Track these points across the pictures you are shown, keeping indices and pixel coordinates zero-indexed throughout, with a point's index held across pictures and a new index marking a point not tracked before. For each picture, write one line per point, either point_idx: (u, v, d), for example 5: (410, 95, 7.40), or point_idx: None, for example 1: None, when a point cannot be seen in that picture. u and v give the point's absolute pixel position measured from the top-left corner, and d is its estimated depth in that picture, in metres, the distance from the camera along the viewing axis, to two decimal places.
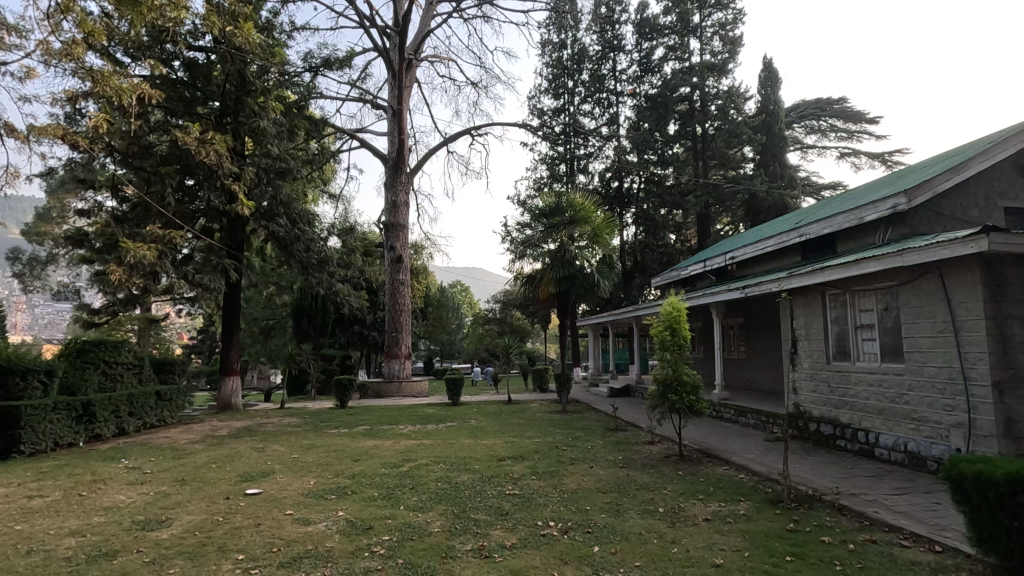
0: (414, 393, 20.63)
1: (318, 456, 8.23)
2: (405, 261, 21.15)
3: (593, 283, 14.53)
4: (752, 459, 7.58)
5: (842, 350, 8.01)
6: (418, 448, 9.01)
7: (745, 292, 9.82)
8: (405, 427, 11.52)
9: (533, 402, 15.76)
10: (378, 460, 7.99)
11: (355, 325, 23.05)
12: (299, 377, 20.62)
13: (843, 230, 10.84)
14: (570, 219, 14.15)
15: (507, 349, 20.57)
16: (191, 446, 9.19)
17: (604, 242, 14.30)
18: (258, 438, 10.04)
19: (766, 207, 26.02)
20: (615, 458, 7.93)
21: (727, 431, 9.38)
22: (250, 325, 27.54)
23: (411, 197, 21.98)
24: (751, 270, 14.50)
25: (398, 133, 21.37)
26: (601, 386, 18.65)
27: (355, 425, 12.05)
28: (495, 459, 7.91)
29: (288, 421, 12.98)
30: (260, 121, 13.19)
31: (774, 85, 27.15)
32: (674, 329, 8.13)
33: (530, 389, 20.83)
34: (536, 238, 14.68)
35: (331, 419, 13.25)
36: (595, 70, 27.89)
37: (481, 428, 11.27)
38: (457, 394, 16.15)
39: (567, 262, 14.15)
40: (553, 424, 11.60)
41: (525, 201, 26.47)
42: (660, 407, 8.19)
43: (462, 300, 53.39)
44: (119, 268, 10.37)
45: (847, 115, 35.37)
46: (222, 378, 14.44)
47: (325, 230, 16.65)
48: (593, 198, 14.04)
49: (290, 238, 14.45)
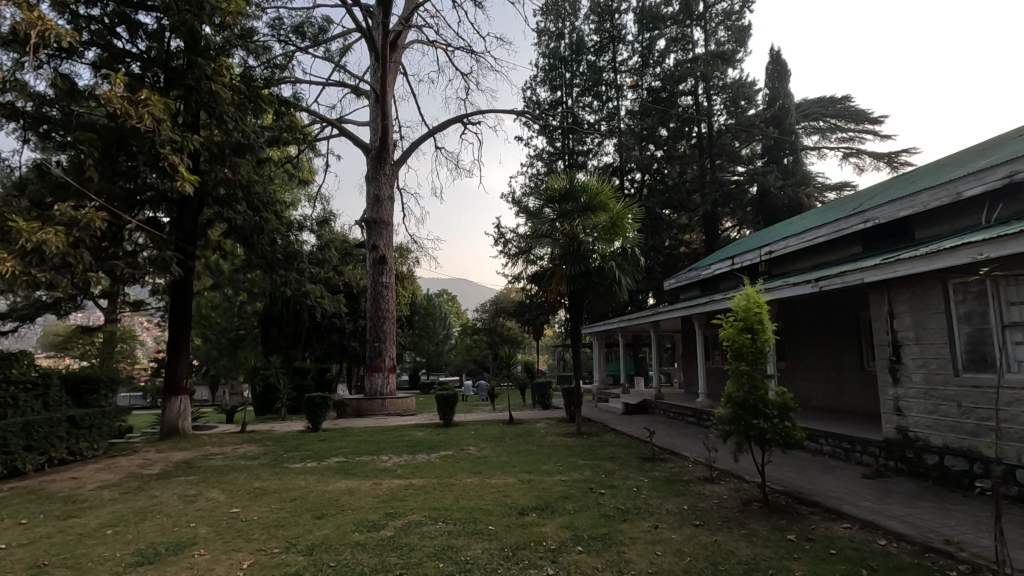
0: (399, 410, 18.16)
1: (269, 510, 5.93)
2: (388, 261, 18.92)
3: (612, 279, 11.86)
4: (873, 509, 5.46)
5: (979, 358, 5.97)
6: (407, 493, 6.74)
7: (821, 286, 7.78)
8: (390, 458, 9.25)
9: (539, 422, 13.52)
10: (351, 516, 5.71)
11: (332, 334, 20.61)
12: (267, 393, 18.10)
13: (925, 212, 8.89)
14: (584, 206, 12.15)
15: (507, 362, 18.07)
16: (98, 494, 6.82)
17: (625, 232, 12.08)
18: (197, 479, 7.68)
19: (780, 205, 24.49)
20: (680, 510, 5.76)
21: (810, 465, 7.24)
22: (217, 336, 24.93)
23: (396, 192, 19.83)
24: (792, 266, 12.51)
25: (381, 120, 19.16)
26: (613, 402, 16.42)
27: (329, 454, 9.78)
28: (516, 515, 5.67)
29: (245, 449, 10.60)
30: (213, 85, 10.94)
31: (782, 77, 25.84)
32: (753, 330, 6.09)
33: (530, 406, 18.61)
34: (545, 226, 12.21)
35: (303, 446, 10.94)
36: (594, 61, 26.15)
37: (484, 459, 9.04)
38: (450, 413, 13.88)
39: (581, 254, 11.64)
40: (573, 453, 9.41)
41: (520, 199, 24.39)
42: (734, 434, 6.07)
43: (450, 310, 51.19)
44: (10, 257, 7.97)
45: (849, 115, 34.20)
46: (168, 398, 11.99)
47: (297, 224, 14.38)
48: (609, 183, 12.22)
49: (250, 229, 12.10)
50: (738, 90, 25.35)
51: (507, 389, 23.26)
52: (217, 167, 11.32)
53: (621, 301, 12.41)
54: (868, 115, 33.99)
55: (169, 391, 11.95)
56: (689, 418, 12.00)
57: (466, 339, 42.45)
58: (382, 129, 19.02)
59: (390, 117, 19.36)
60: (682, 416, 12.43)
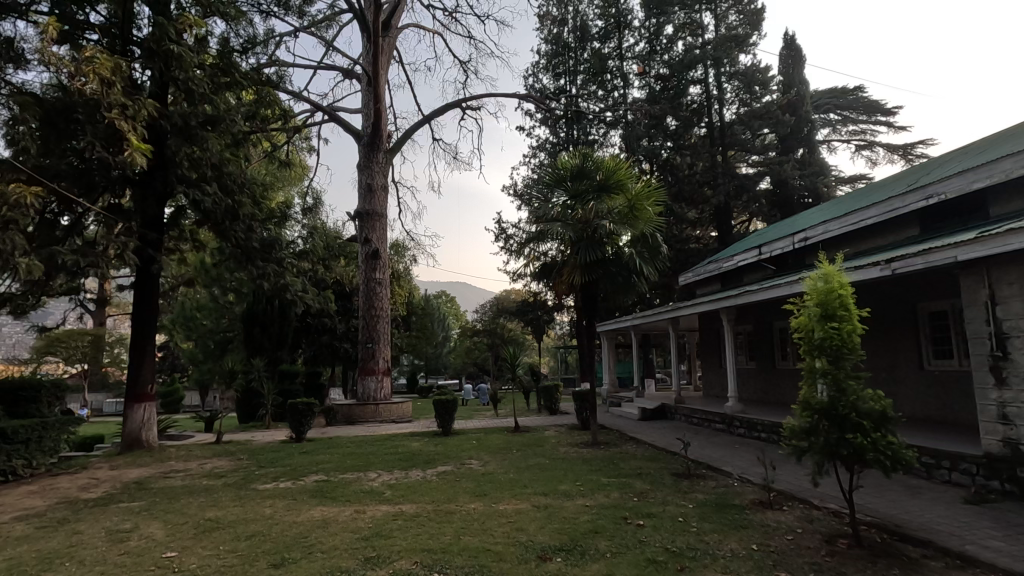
0: (393, 417, 16.76)
1: (214, 555, 4.56)
2: (383, 257, 17.60)
3: (632, 267, 10.44)
4: (1011, 552, 4.12)
5: None
6: (397, 527, 5.36)
7: (896, 269, 6.49)
8: (378, 476, 7.88)
9: (548, 430, 12.17)
10: (319, 563, 4.33)
11: (323, 335, 19.13)
12: (250, 398, 16.70)
13: (1005, 182, 7.60)
14: (599, 185, 10.75)
15: (512, 363, 16.58)
16: (8, 529, 5.44)
17: (646, 215, 10.70)
18: (140, 507, 6.32)
19: (796, 196, 23.35)
20: (749, 552, 4.41)
21: (892, 488, 5.90)
22: (203, 339, 23.56)
23: (390, 181, 18.52)
24: (831, 254, 11.20)
25: (374, 104, 17.81)
26: (627, 406, 15.09)
27: (308, 470, 8.42)
28: (535, 562, 4.29)
29: (214, 464, 9.24)
30: (174, 47, 9.54)
31: (797, 63, 24.65)
32: (836, 318, 4.74)
33: (535, 411, 17.24)
34: (554, 210, 10.85)
35: (283, 459, 9.59)
36: (599, 49, 24.87)
37: (489, 477, 7.67)
38: (449, 421, 12.54)
39: (597, 240, 10.25)
40: (593, 469, 8.07)
41: (522, 191, 23.07)
42: (813, 452, 4.74)
43: (449, 312, 49.88)
44: None
45: (862, 107, 33.02)
46: (130, 405, 10.58)
47: (279, 212, 13.05)
48: (626, 160, 10.78)
49: (222, 213, 10.62)
50: (751, 77, 24.18)
51: (510, 392, 21.94)
52: (184, 142, 9.90)
53: (642, 293, 10.96)
54: (882, 106, 32.90)
55: (131, 398, 10.54)
56: (717, 425, 11.03)
57: (465, 341, 41.13)
58: (375, 113, 17.70)
59: (384, 102, 18.10)
60: (709, 423, 11.44)
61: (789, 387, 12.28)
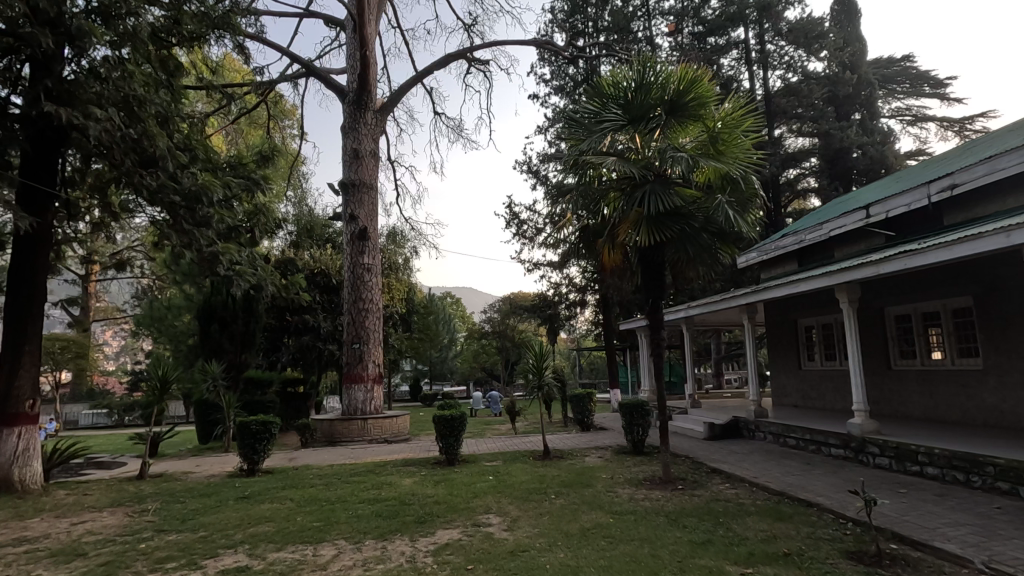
0: (386, 435, 13.46)
1: None
2: (372, 236, 14.45)
3: (718, 222, 7.19)
4: None
5: None
6: None
7: None
8: (336, 558, 4.65)
9: (590, 458, 8.86)
10: None
11: (304, 335, 16.06)
12: (211, 412, 13.53)
13: None
14: (670, 105, 7.39)
15: (536, 366, 13.24)
16: None
17: (737, 148, 7.44)
18: None
19: (856, 168, 19.96)
20: None
21: None
22: (174, 343, 20.46)
23: (380, 148, 15.34)
24: (993, 206, 7.88)
25: (359, 52, 14.64)
26: (685, 419, 11.73)
27: (227, 541, 5.16)
28: None
29: (93, 524, 6.00)
30: None
31: (852, 18, 21.41)
32: None
33: (563, 426, 13.94)
34: (602, 144, 7.51)
35: (206, 512, 6.35)
36: (622, 6, 21.70)
37: (523, 562, 4.40)
38: (455, 447, 9.28)
39: (668, 185, 7.06)
40: (700, 541, 4.76)
41: (538, 167, 19.87)
42: None
43: (455, 313, 46.85)
44: None
45: (913, 75, 29.37)
46: None
47: (234, 167, 9.93)
48: (707, 70, 7.47)
49: (125, 147, 7.21)
50: (803, 32, 20.79)
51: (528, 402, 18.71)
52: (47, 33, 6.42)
53: (728, 261, 7.64)
54: (932, 76, 29.21)
55: None
56: (839, 450, 7.80)
57: (473, 343, 37.96)
58: (361, 63, 14.55)
59: (372, 52, 14.94)
60: (822, 446, 8.17)
61: (916, 395, 9.05)
